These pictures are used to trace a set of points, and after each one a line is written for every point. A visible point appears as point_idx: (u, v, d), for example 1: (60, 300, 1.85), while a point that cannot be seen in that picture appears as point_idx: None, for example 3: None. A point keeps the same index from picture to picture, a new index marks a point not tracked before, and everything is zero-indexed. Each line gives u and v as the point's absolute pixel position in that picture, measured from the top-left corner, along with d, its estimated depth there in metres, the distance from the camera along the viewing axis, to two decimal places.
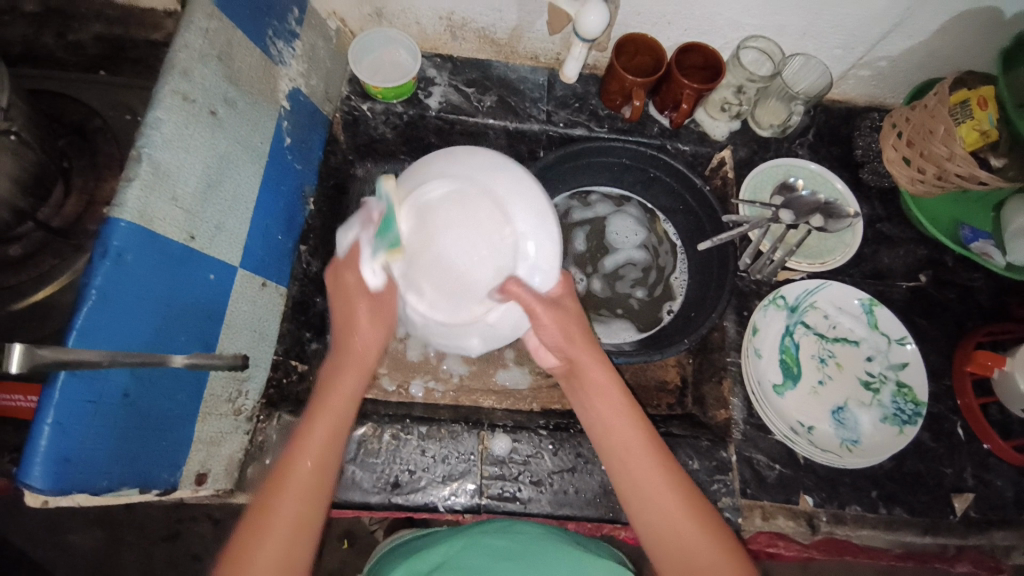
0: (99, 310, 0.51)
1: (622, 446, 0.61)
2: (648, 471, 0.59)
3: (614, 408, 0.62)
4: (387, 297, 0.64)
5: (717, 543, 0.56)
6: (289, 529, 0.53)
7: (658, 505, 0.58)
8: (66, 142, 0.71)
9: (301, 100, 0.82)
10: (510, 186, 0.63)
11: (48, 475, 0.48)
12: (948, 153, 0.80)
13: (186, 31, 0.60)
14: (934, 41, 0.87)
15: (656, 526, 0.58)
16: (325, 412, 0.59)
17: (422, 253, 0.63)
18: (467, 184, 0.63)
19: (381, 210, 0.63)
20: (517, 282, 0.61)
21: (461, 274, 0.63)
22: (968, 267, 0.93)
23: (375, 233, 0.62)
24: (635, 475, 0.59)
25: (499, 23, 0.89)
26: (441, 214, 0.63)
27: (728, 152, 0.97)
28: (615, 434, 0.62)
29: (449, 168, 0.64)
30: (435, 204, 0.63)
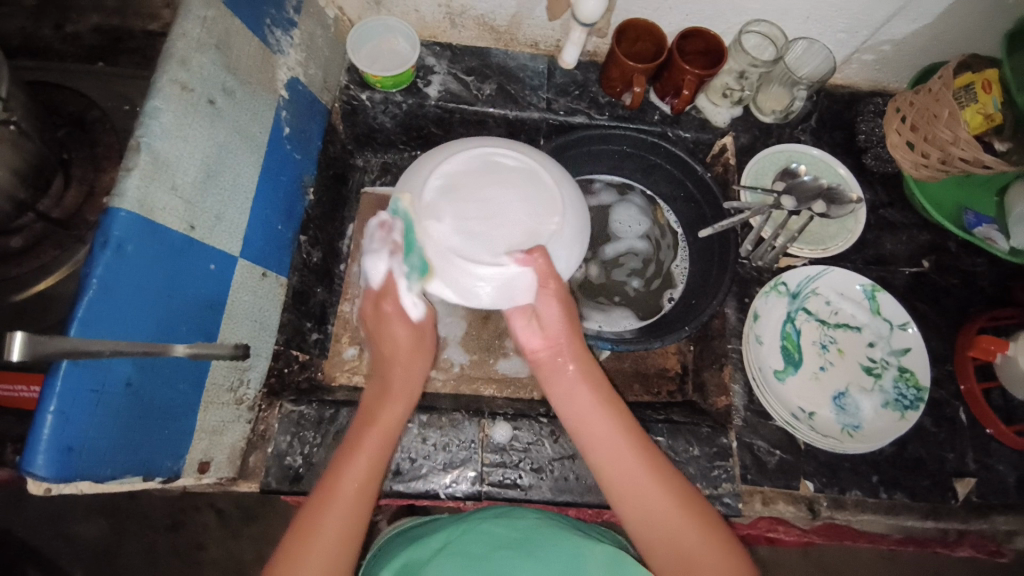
0: (100, 300, 0.51)
1: (596, 433, 0.63)
2: (629, 457, 0.61)
3: (591, 399, 0.66)
4: (427, 327, 0.73)
5: (705, 528, 0.57)
6: (333, 534, 0.56)
7: (642, 491, 0.59)
8: (65, 133, 0.71)
9: (300, 90, 0.81)
10: (562, 183, 0.71)
11: (51, 464, 0.48)
12: (953, 136, 0.79)
13: (183, 19, 0.60)
14: (939, 23, 0.86)
15: (644, 513, 0.58)
16: (378, 418, 0.65)
17: (467, 198, 0.66)
18: (529, 166, 0.70)
19: (400, 232, 0.67)
20: (543, 250, 0.65)
21: (493, 227, 0.66)
22: (972, 252, 0.92)
23: (404, 261, 0.68)
24: (615, 461, 0.61)
25: (499, 10, 0.89)
26: (499, 175, 0.68)
27: (729, 139, 0.96)
28: (588, 423, 0.65)
29: (511, 148, 0.71)
30: (495, 168, 0.69)
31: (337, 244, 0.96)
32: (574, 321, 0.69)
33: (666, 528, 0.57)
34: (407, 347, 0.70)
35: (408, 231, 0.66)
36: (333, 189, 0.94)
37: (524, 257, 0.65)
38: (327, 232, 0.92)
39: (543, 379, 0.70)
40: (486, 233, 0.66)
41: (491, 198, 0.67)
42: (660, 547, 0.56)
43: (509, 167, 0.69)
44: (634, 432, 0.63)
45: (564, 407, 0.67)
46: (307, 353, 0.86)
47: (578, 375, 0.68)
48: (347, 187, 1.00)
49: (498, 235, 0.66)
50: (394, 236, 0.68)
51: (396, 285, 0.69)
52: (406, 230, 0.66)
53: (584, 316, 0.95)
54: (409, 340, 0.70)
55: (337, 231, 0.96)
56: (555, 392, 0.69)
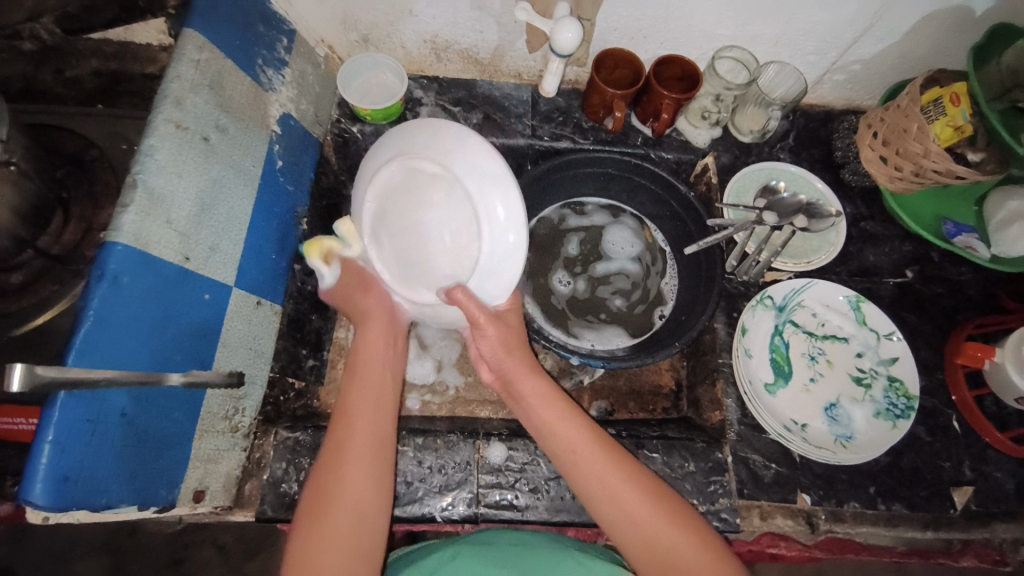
0: (96, 331, 0.53)
1: (568, 446, 0.64)
2: (576, 438, 0.64)
3: (544, 391, 0.68)
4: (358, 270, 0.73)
5: (658, 498, 0.59)
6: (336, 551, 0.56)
7: (594, 468, 0.62)
8: (64, 172, 0.73)
9: (292, 125, 0.84)
10: (486, 186, 0.62)
11: (47, 493, 0.49)
12: (923, 149, 0.82)
13: (178, 63, 0.64)
14: (903, 43, 0.90)
15: (596, 486, 0.61)
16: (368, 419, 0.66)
17: (398, 224, 0.68)
18: (448, 176, 0.64)
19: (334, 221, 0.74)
20: (464, 295, 0.65)
21: (427, 253, 0.67)
22: (955, 261, 0.94)
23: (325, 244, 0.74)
24: (568, 444, 0.64)
25: (482, 44, 0.93)
26: (422, 194, 0.65)
27: (710, 159, 0.99)
28: (559, 436, 0.65)
29: (432, 151, 0.65)
30: (418, 185, 0.66)
31: None
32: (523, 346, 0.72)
33: (622, 502, 0.59)
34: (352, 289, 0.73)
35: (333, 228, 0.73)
36: (328, 219, 0.97)
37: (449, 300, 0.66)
38: None
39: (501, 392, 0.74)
40: (421, 262, 0.68)
41: (418, 222, 0.66)
42: (617, 524, 0.59)
43: (432, 182, 0.65)
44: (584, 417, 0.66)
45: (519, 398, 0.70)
46: (303, 380, 0.87)
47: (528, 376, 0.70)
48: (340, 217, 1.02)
49: (431, 266, 0.68)
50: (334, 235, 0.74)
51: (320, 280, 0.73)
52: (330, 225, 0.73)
53: (576, 335, 0.96)
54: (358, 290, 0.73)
55: None
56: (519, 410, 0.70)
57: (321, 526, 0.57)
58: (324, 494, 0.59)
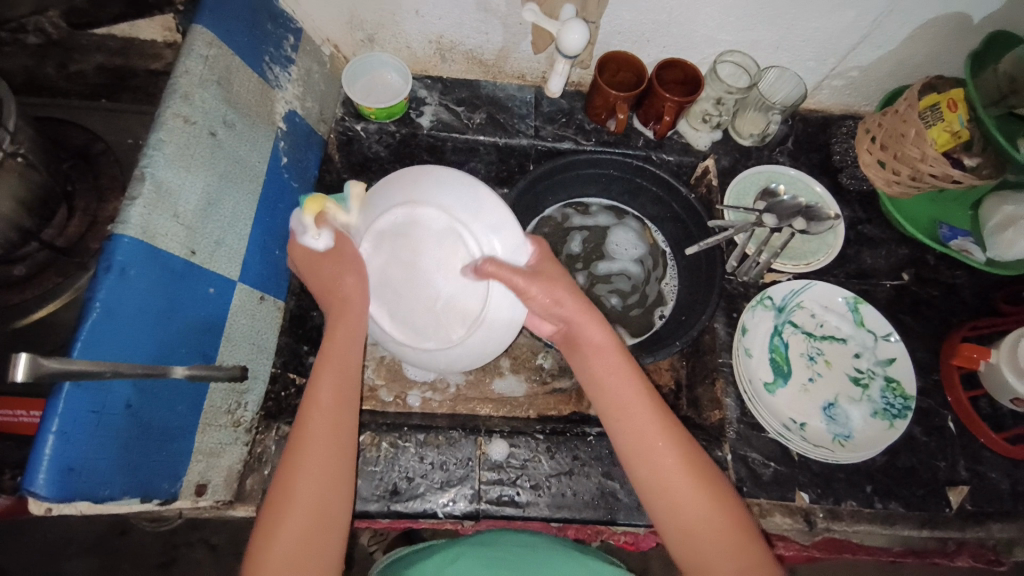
0: (103, 323, 0.53)
1: (617, 406, 0.64)
2: (629, 407, 0.63)
3: (614, 369, 0.65)
4: (342, 248, 0.70)
5: (706, 491, 0.60)
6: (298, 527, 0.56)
7: (653, 458, 0.61)
8: (69, 165, 0.74)
9: (298, 122, 0.85)
10: (473, 211, 0.68)
11: (52, 484, 0.49)
12: (920, 154, 0.83)
13: (187, 58, 0.64)
14: (901, 50, 0.91)
15: (652, 475, 0.61)
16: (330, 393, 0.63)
17: (398, 274, 0.71)
18: (436, 212, 0.68)
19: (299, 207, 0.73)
20: (493, 264, 0.66)
21: (432, 293, 0.70)
22: (950, 264, 0.95)
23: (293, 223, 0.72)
24: (636, 435, 0.62)
25: (487, 45, 0.94)
26: (413, 239, 0.69)
27: (711, 161, 1.00)
28: (611, 396, 0.64)
29: (415, 194, 0.69)
30: (408, 230, 0.69)
31: None
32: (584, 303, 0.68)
33: (675, 495, 0.59)
34: (328, 269, 0.69)
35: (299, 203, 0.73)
36: None
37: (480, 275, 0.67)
38: None
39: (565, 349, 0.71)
40: (424, 306, 0.70)
41: (415, 267, 0.70)
42: (664, 512, 0.60)
43: (420, 227, 0.69)
44: (655, 403, 0.63)
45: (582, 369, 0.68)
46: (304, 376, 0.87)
47: (598, 345, 0.67)
48: None
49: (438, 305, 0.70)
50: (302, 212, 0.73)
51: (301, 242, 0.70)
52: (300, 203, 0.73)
53: None
54: (331, 267, 0.69)
55: None
56: (575, 365, 0.70)
57: (284, 519, 0.56)
58: (288, 489, 0.57)
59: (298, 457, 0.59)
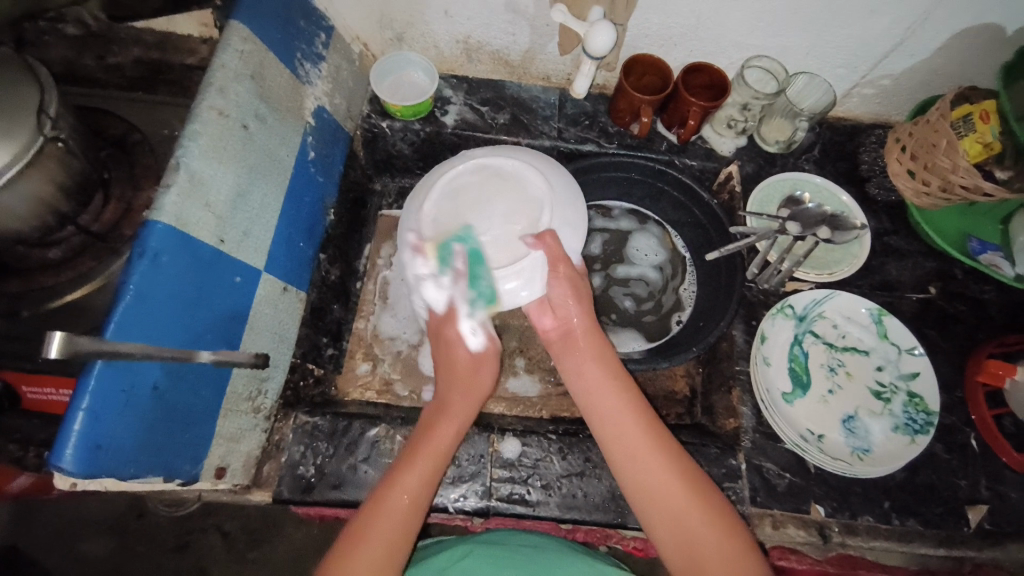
0: (135, 307, 0.55)
1: (605, 416, 0.67)
2: (616, 415, 0.66)
3: (601, 379, 0.69)
4: (488, 354, 0.76)
5: (703, 502, 0.60)
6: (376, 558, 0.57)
7: (645, 465, 0.62)
8: (107, 153, 0.76)
9: (325, 118, 0.87)
10: (565, 200, 0.76)
11: (79, 460, 0.51)
12: (952, 165, 0.81)
13: (223, 53, 0.66)
14: (935, 59, 0.89)
15: (637, 483, 0.62)
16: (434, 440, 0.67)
17: (461, 203, 0.75)
18: (538, 177, 0.76)
19: (465, 258, 0.72)
20: (552, 238, 0.72)
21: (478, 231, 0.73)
22: (979, 279, 0.93)
23: (468, 285, 0.73)
24: (626, 445, 0.64)
25: (514, 46, 0.94)
26: (505, 182, 0.76)
27: (735, 166, 0.99)
28: (599, 407, 0.68)
29: (531, 159, 0.78)
30: (503, 174, 0.77)
31: (354, 263, 0.99)
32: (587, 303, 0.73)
33: (666, 503, 0.60)
34: (466, 366, 0.74)
35: (472, 255, 0.72)
36: (353, 211, 0.98)
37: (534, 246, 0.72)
38: (345, 251, 0.96)
39: (557, 354, 0.74)
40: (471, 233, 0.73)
41: (483, 202, 0.75)
42: (660, 522, 0.61)
43: (517, 177, 0.77)
44: (644, 413, 0.66)
45: (575, 380, 0.71)
46: (322, 367, 0.88)
47: (591, 353, 0.71)
48: (365, 211, 1.04)
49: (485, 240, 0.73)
50: (462, 263, 0.73)
51: (459, 311, 0.74)
52: (473, 256, 0.72)
53: None
54: (469, 364, 0.74)
55: (354, 251, 1.00)
56: (566, 371, 0.72)
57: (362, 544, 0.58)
58: (375, 517, 0.60)
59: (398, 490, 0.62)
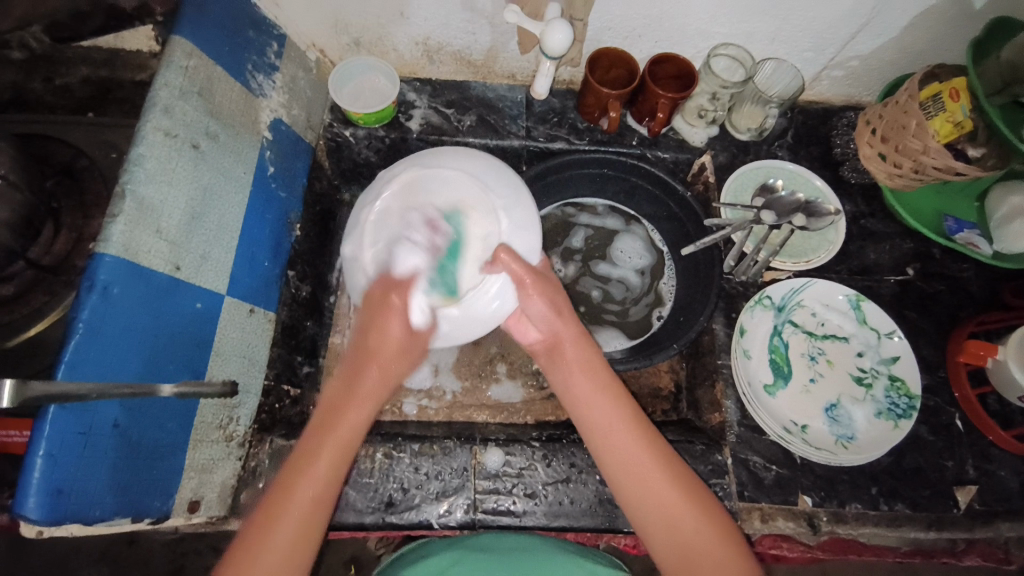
0: (86, 343, 0.52)
1: (604, 427, 0.64)
2: (613, 420, 0.64)
3: (590, 390, 0.66)
4: (422, 335, 0.67)
5: (689, 500, 0.60)
6: (282, 545, 0.53)
7: (647, 479, 0.61)
8: (54, 182, 0.73)
9: (284, 130, 0.84)
10: (508, 200, 0.73)
11: (42, 506, 0.49)
12: (923, 146, 0.81)
13: (166, 70, 0.63)
14: (902, 38, 0.88)
15: (641, 490, 0.61)
16: (342, 418, 0.59)
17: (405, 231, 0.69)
18: (474, 186, 0.72)
19: (448, 237, 0.70)
20: (509, 252, 0.68)
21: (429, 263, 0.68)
22: (956, 257, 0.93)
23: (434, 266, 0.68)
24: (625, 456, 0.62)
25: (475, 45, 0.92)
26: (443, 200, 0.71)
27: (707, 157, 0.98)
28: (597, 419, 0.65)
29: (461, 168, 0.73)
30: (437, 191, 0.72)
31: (326, 277, 0.97)
32: (561, 309, 0.69)
33: (664, 514, 0.60)
34: (396, 348, 0.63)
35: (453, 248, 0.70)
36: (322, 224, 0.96)
37: (494, 267, 0.69)
38: (316, 266, 0.93)
39: (544, 365, 0.71)
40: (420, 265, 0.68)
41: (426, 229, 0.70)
42: (660, 536, 0.60)
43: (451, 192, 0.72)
44: (638, 424, 0.64)
45: (563, 393, 0.69)
46: (298, 387, 0.87)
47: (578, 360, 0.68)
48: (335, 223, 1.01)
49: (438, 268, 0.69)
50: (440, 240, 0.70)
51: (415, 283, 0.67)
52: (453, 244, 0.70)
53: None
54: (403, 339, 0.64)
55: (326, 264, 0.97)
56: (556, 382, 0.70)
57: (272, 530, 0.54)
58: (287, 490, 0.55)
59: (299, 469, 0.56)
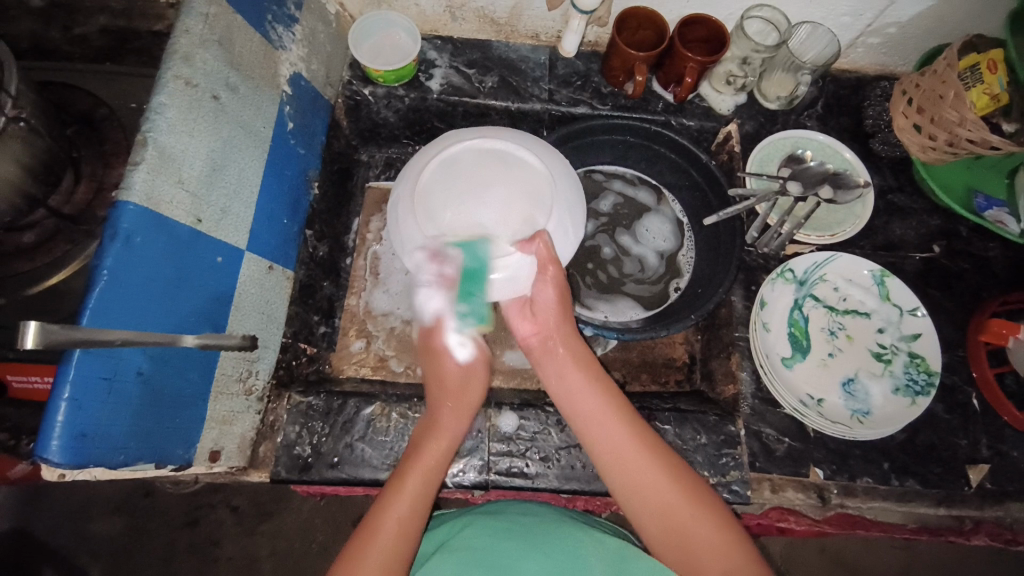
0: (110, 291, 0.52)
1: (584, 412, 0.66)
2: (593, 408, 0.66)
3: (580, 381, 0.68)
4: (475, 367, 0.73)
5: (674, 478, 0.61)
6: (403, 508, 0.60)
7: (629, 462, 0.62)
8: (74, 130, 0.73)
9: (303, 86, 0.82)
10: (564, 198, 0.70)
11: (67, 450, 0.49)
12: (959, 118, 0.78)
13: (186, 16, 0.61)
14: (947, 4, 0.84)
15: (622, 473, 0.62)
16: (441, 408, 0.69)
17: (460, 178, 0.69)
18: (541, 172, 0.70)
19: (458, 266, 0.67)
20: (546, 237, 0.67)
21: (477, 217, 0.67)
22: (984, 236, 0.91)
23: (457, 297, 0.70)
24: (606, 438, 0.64)
25: (498, 2, 0.89)
26: (515, 173, 0.69)
27: (734, 126, 0.94)
28: (577, 402, 0.67)
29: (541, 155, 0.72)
30: (506, 159, 0.70)
31: (342, 238, 0.96)
32: (566, 304, 0.72)
33: (653, 497, 0.60)
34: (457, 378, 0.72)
35: (468, 273, 0.67)
36: (338, 183, 0.95)
37: (528, 246, 0.67)
38: (332, 227, 0.93)
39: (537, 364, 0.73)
40: (472, 208, 0.68)
41: (483, 186, 0.68)
42: (644, 511, 0.60)
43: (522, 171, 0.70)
44: (620, 408, 0.66)
45: (556, 390, 0.70)
46: (314, 346, 0.88)
47: (568, 357, 0.70)
48: (351, 183, 1.00)
49: (491, 219, 0.68)
50: (451, 271, 0.67)
51: (448, 321, 0.73)
52: (467, 272, 0.67)
53: (589, 306, 0.94)
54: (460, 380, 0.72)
55: (342, 225, 0.97)
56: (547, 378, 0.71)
57: (392, 500, 0.60)
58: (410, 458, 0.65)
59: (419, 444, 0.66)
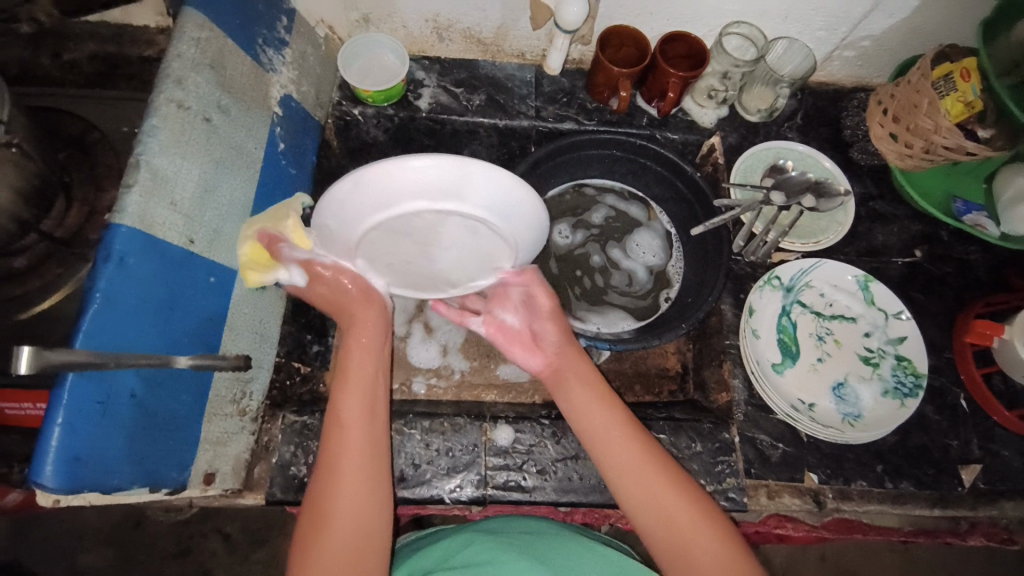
0: (104, 312, 0.52)
1: (595, 430, 0.65)
2: (604, 425, 0.65)
3: (589, 403, 0.67)
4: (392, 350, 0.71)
5: (681, 494, 0.60)
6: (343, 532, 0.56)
7: (640, 477, 0.61)
8: (65, 154, 0.74)
9: (294, 107, 0.83)
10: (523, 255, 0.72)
11: (59, 475, 0.49)
12: (934, 125, 0.80)
13: (178, 41, 0.62)
14: (916, 18, 0.88)
15: (635, 490, 0.61)
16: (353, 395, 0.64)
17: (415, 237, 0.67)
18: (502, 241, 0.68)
19: None
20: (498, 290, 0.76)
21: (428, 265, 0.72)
22: (964, 239, 0.93)
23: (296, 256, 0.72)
24: (617, 454, 0.63)
25: (485, 23, 0.91)
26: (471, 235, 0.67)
27: (717, 139, 0.97)
28: (588, 420, 0.66)
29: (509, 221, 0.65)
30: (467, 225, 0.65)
31: None
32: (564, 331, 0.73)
33: (659, 515, 0.59)
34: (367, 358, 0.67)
35: None
36: None
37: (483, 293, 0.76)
38: None
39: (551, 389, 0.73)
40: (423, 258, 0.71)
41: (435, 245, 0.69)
42: (651, 523, 0.60)
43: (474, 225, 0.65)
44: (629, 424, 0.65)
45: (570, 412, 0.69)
46: (307, 365, 0.87)
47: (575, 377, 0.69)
48: None
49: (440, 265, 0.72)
50: None
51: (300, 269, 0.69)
52: None
53: (581, 319, 0.95)
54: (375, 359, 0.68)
55: None
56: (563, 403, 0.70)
57: (322, 528, 0.55)
58: (330, 465, 0.59)
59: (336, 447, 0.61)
